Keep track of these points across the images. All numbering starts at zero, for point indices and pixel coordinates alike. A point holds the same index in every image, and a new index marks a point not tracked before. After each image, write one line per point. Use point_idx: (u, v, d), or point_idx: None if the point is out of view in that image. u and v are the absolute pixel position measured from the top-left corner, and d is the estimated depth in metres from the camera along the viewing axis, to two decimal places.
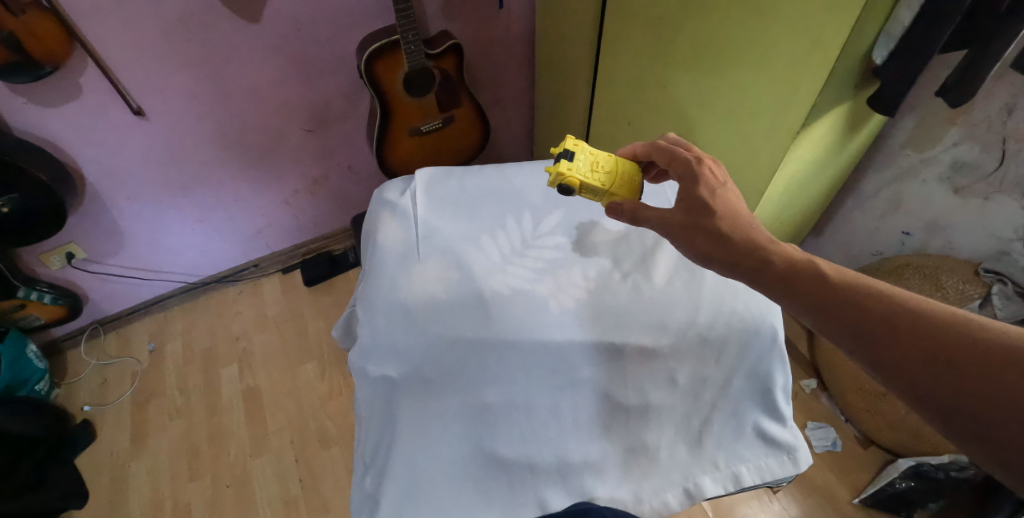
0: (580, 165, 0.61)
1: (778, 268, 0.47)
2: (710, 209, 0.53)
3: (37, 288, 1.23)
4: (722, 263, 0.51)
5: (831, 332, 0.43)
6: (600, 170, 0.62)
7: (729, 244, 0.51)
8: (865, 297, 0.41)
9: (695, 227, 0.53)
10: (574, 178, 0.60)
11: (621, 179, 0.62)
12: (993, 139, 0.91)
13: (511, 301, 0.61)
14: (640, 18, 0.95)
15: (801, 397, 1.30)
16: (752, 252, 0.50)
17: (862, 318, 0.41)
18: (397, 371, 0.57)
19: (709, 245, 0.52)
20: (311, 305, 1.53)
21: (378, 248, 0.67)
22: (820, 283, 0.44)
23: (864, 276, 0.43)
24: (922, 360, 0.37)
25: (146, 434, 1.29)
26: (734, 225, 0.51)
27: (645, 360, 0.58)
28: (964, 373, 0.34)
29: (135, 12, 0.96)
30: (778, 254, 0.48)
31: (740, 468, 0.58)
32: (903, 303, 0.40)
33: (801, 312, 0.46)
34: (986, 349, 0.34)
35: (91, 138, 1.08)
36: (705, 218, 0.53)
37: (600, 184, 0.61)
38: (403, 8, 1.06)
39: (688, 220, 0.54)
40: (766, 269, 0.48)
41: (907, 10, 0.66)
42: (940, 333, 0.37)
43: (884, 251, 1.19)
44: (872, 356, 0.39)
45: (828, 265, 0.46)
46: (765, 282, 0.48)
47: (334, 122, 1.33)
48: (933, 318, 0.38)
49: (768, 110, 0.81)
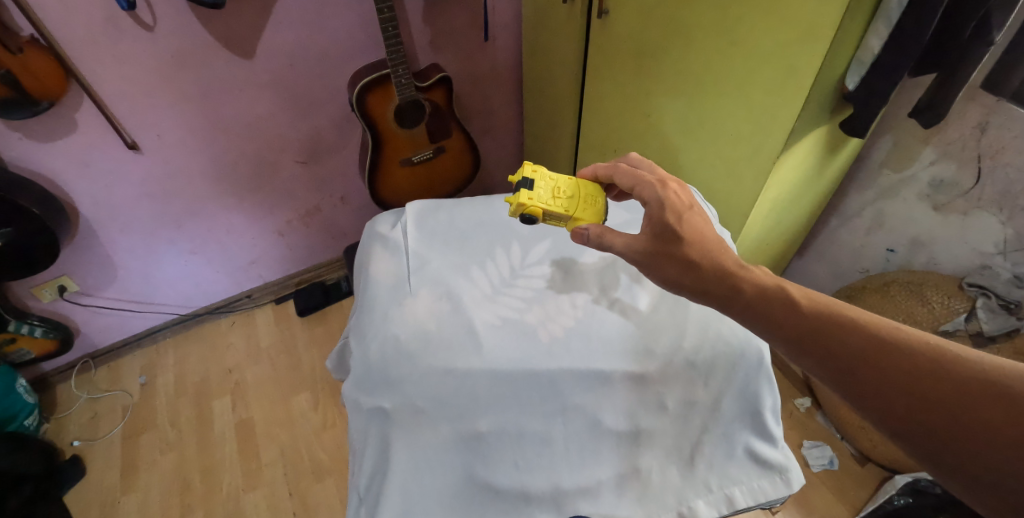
0: (541, 194, 0.64)
1: (750, 295, 0.49)
2: (678, 234, 0.54)
3: (28, 322, 1.23)
4: (693, 289, 0.52)
5: (807, 359, 0.44)
6: (562, 196, 0.65)
7: (699, 270, 0.52)
8: (833, 324, 0.43)
9: (668, 256, 0.54)
10: (535, 207, 0.63)
11: (584, 203, 0.65)
12: (968, 157, 0.93)
13: (501, 331, 0.62)
14: (623, 49, 0.99)
15: (795, 416, 1.31)
16: (724, 278, 0.51)
17: (829, 344, 0.42)
18: (390, 402, 0.57)
19: (678, 272, 0.54)
20: (305, 335, 1.52)
21: (370, 280, 0.68)
22: (792, 311, 0.46)
23: (832, 301, 0.45)
24: (895, 388, 0.38)
25: (137, 469, 1.27)
26: (705, 254, 0.52)
27: (634, 385, 0.59)
28: (937, 401, 0.36)
29: (134, 49, 0.98)
30: (748, 280, 0.49)
31: (733, 490, 0.58)
32: (872, 328, 0.41)
33: (774, 337, 0.47)
34: (953, 378, 0.36)
35: (86, 172, 1.09)
36: (675, 245, 0.54)
37: (563, 209, 0.64)
38: (392, 43, 1.09)
39: (658, 247, 0.55)
40: (738, 297, 0.49)
41: (876, 39, 0.68)
42: (909, 361, 0.38)
43: (870, 268, 1.21)
44: (847, 384, 0.40)
45: (797, 290, 0.47)
46: (739, 309, 0.49)
47: (325, 154, 1.35)
48: (902, 345, 0.39)
49: (749, 136, 0.83)
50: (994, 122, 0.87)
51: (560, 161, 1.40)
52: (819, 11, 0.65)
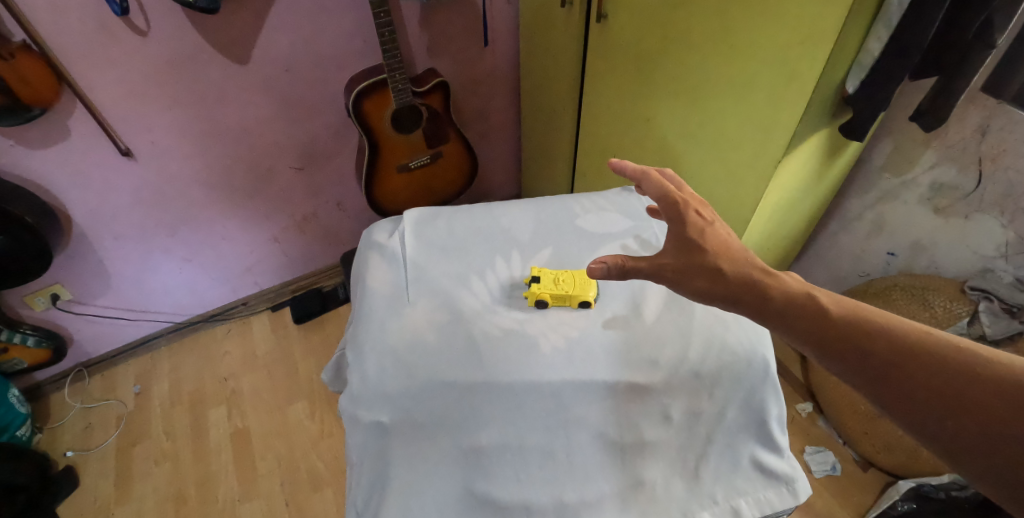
0: (547, 281, 0.64)
1: (777, 304, 0.46)
2: (702, 248, 0.51)
3: (20, 331, 1.21)
4: (720, 298, 0.49)
5: (838, 370, 0.43)
6: (565, 280, 0.65)
7: (725, 280, 0.49)
8: (866, 333, 0.41)
9: (696, 268, 0.51)
10: (545, 293, 0.63)
11: (583, 282, 0.65)
12: (969, 160, 0.93)
13: (502, 341, 0.60)
14: (622, 53, 0.98)
15: (798, 421, 1.30)
16: (749, 286, 0.48)
17: (867, 354, 0.41)
18: (388, 416, 0.56)
19: (707, 283, 0.50)
20: (301, 343, 1.51)
21: (367, 289, 0.66)
22: (820, 317, 0.44)
23: (862, 307, 0.44)
24: (928, 399, 0.37)
25: (131, 480, 1.25)
26: (734, 264, 0.49)
27: (638, 396, 0.58)
28: (980, 413, 0.34)
29: (127, 54, 0.97)
30: (776, 287, 0.47)
31: (740, 502, 0.57)
32: (908, 339, 0.40)
33: (804, 345, 0.45)
34: (992, 386, 0.35)
35: (79, 180, 1.08)
36: (699, 256, 0.51)
37: (569, 291, 0.63)
38: (389, 48, 1.08)
39: (682, 262, 0.51)
40: (765, 305, 0.47)
41: (876, 41, 0.67)
42: (946, 369, 0.37)
43: (871, 272, 1.20)
44: (881, 394, 0.39)
45: (825, 297, 0.45)
46: (767, 316, 0.47)
47: (322, 160, 1.34)
48: (937, 353, 0.38)
49: (750, 140, 0.83)
50: (995, 125, 0.87)
51: (558, 166, 1.39)
52: (822, 14, 0.64)
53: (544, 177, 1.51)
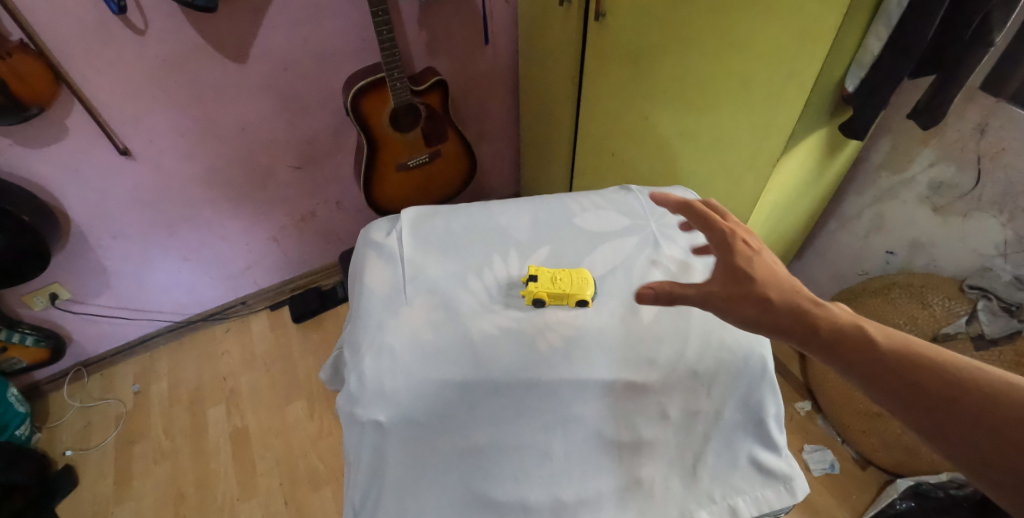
0: (545, 279, 0.63)
1: (826, 336, 0.44)
2: (750, 277, 0.48)
3: (19, 330, 1.21)
4: (768, 329, 0.46)
5: (887, 403, 0.42)
6: (562, 278, 0.64)
7: (774, 310, 0.46)
8: (919, 368, 0.41)
9: (743, 295, 0.48)
10: (542, 291, 0.62)
11: (580, 281, 0.64)
12: (968, 158, 0.93)
13: (500, 341, 0.60)
14: (620, 52, 0.98)
15: (796, 420, 1.30)
16: (797, 316, 0.46)
17: (926, 393, 0.39)
18: (385, 415, 0.55)
19: (755, 310, 0.47)
20: (300, 342, 1.51)
21: (365, 288, 0.66)
22: (872, 350, 0.42)
23: (914, 342, 0.43)
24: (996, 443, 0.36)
25: (130, 479, 1.25)
26: (782, 294, 0.47)
27: (637, 395, 0.58)
28: None
29: (125, 53, 0.97)
30: (824, 317, 0.45)
31: (737, 500, 0.58)
32: (960, 373, 0.39)
33: (853, 377, 0.44)
34: None
35: (78, 179, 1.07)
36: (748, 284, 0.48)
37: (565, 290, 0.62)
38: (388, 46, 1.08)
39: (730, 290, 0.49)
40: (812, 336, 0.45)
41: (876, 40, 0.68)
42: (1008, 411, 0.36)
43: (870, 270, 1.20)
44: (942, 433, 0.38)
45: (875, 329, 0.44)
46: (813, 348, 0.45)
47: (320, 158, 1.34)
48: (999, 394, 0.37)
49: (749, 139, 0.83)
50: (994, 123, 0.87)
51: (557, 164, 1.39)
52: (821, 12, 0.64)
53: (543, 176, 1.51)
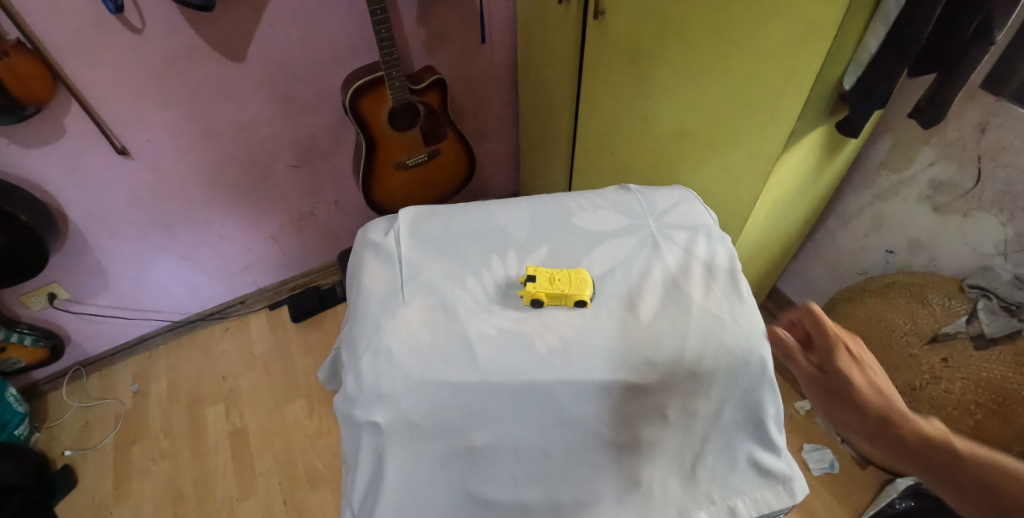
0: (543, 280, 0.63)
1: (914, 446, 0.47)
2: (850, 387, 0.51)
3: (17, 330, 1.20)
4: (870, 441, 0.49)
5: None
6: (559, 279, 0.63)
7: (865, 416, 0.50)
8: (1014, 486, 0.42)
9: (845, 404, 0.51)
10: (541, 292, 0.62)
11: (577, 281, 0.64)
12: (968, 157, 0.92)
13: (498, 343, 0.60)
14: (620, 50, 0.98)
15: (796, 419, 1.30)
16: (891, 428, 0.48)
17: None
18: (383, 417, 0.55)
19: (859, 422, 0.50)
20: (299, 341, 1.51)
21: (362, 289, 0.66)
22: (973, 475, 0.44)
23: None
24: None
25: (129, 479, 1.25)
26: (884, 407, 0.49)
27: (636, 397, 0.58)
28: None
29: (122, 52, 0.96)
30: (921, 433, 0.47)
31: (736, 501, 0.59)
32: None
33: (947, 494, 0.45)
34: None
35: (75, 179, 1.07)
36: (847, 394, 0.51)
37: (563, 290, 0.62)
38: (386, 45, 1.08)
39: (834, 399, 0.52)
40: (900, 448, 0.47)
41: (874, 38, 0.67)
42: None
43: (869, 269, 1.20)
44: None
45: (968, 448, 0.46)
46: (903, 459, 0.48)
47: (319, 158, 1.33)
48: None
49: (748, 138, 0.82)
50: (994, 122, 0.86)
51: (556, 163, 1.38)
52: (821, 10, 0.64)
53: (542, 175, 1.51)
